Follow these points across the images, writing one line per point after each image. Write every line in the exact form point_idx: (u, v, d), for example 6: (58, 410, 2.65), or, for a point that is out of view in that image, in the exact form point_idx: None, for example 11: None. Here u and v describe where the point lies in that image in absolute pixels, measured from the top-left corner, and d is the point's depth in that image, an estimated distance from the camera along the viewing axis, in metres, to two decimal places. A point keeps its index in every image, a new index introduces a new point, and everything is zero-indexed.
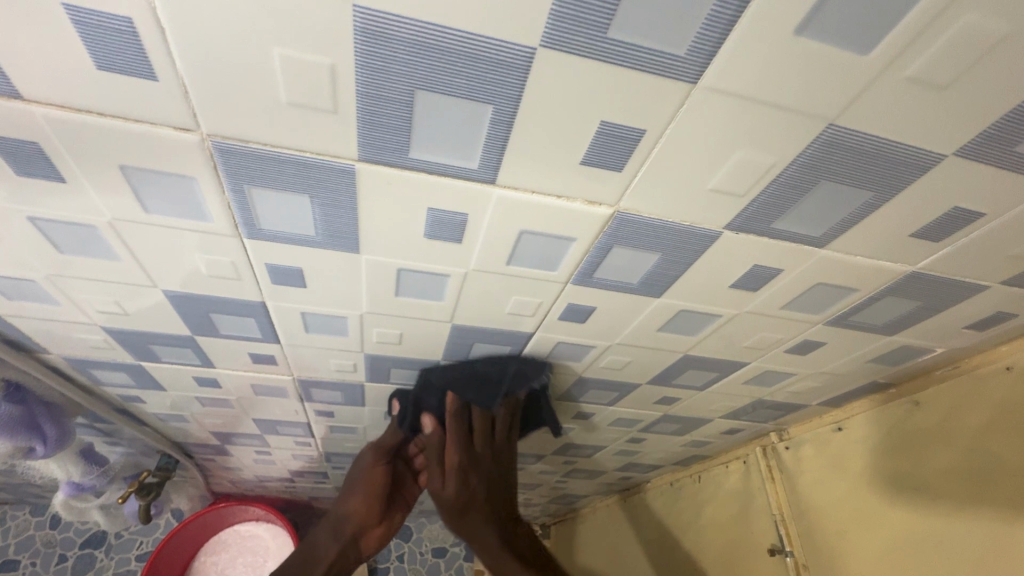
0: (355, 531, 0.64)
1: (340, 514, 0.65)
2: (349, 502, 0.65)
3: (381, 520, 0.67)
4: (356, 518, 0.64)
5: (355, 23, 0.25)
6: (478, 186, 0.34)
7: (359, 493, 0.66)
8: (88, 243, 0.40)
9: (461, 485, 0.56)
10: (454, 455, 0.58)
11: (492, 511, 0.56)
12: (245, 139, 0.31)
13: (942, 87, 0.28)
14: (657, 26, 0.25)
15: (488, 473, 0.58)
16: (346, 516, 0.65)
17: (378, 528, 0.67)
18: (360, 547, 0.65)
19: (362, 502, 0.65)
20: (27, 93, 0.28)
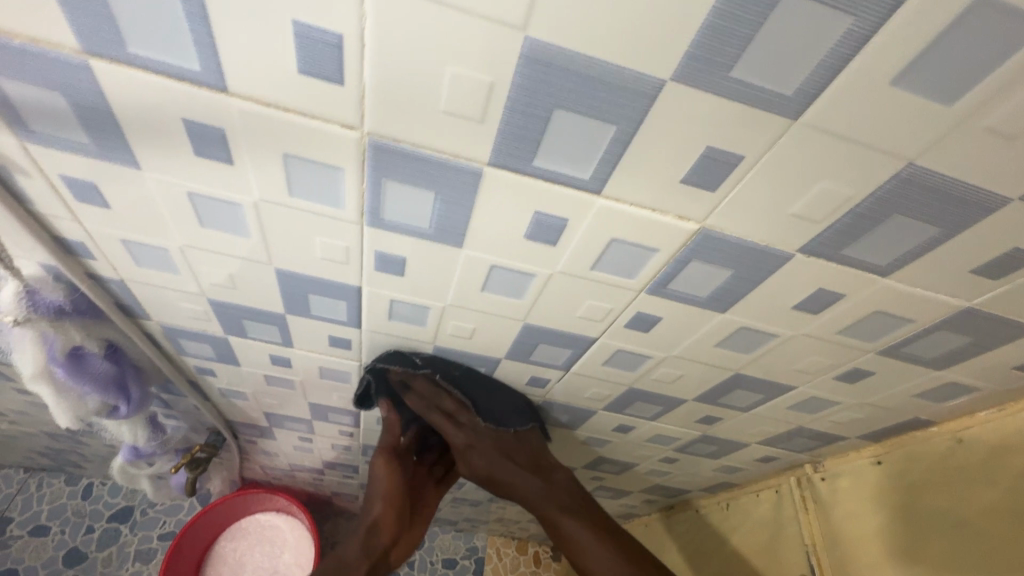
0: (384, 544, 0.67)
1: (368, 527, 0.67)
2: (373, 511, 0.67)
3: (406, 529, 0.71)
4: (385, 529, 0.67)
5: (522, 49, 0.30)
6: (585, 195, 0.39)
7: (381, 501, 0.68)
8: (227, 219, 0.46)
9: (483, 463, 0.63)
10: (467, 450, 0.63)
11: (517, 466, 0.63)
12: (398, 139, 0.36)
13: (1015, 137, 0.32)
14: (773, 70, 0.30)
15: (488, 445, 0.63)
16: (373, 529, 0.67)
17: (404, 536, 0.71)
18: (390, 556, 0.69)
19: (385, 510, 0.68)
20: (233, 88, 0.34)
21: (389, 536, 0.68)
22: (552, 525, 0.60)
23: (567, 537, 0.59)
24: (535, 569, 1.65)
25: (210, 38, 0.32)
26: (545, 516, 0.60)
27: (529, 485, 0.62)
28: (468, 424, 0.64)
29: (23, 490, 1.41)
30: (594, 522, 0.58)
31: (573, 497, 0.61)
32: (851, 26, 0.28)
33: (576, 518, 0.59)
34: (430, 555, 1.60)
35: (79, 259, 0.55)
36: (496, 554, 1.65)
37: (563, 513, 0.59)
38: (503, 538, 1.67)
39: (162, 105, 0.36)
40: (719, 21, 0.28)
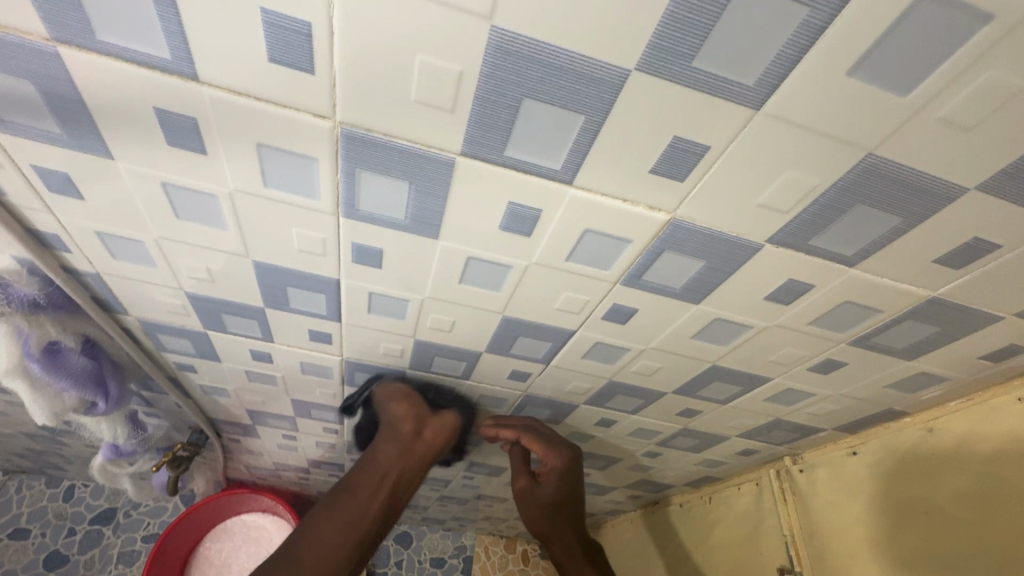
0: (412, 432, 0.62)
1: (393, 428, 0.62)
2: (393, 408, 0.64)
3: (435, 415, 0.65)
4: (408, 419, 0.63)
5: (490, 39, 0.31)
6: (557, 185, 0.40)
7: (401, 399, 0.64)
8: (203, 210, 0.46)
9: (558, 489, 0.70)
10: (549, 475, 0.70)
11: (571, 502, 0.71)
12: (371, 129, 0.37)
13: (968, 128, 0.33)
14: (733, 60, 0.31)
15: (569, 477, 0.70)
16: (391, 432, 0.62)
17: (435, 423, 0.64)
18: (429, 444, 0.63)
19: (405, 406, 0.64)
20: (204, 76, 0.34)
21: (414, 427, 0.63)
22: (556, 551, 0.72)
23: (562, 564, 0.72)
24: (523, 567, 1.65)
25: (179, 26, 0.32)
26: (558, 547, 0.71)
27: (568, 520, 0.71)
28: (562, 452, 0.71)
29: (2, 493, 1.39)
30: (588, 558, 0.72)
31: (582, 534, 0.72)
32: (807, 17, 0.28)
33: (578, 545, 0.72)
34: (418, 555, 1.59)
35: (54, 251, 0.55)
36: (484, 553, 1.65)
37: (572, 545, 0.71)
38: (491, 537, 1.67)
39: (134, 94, 0.36)
40: (679, 13, 0.29)
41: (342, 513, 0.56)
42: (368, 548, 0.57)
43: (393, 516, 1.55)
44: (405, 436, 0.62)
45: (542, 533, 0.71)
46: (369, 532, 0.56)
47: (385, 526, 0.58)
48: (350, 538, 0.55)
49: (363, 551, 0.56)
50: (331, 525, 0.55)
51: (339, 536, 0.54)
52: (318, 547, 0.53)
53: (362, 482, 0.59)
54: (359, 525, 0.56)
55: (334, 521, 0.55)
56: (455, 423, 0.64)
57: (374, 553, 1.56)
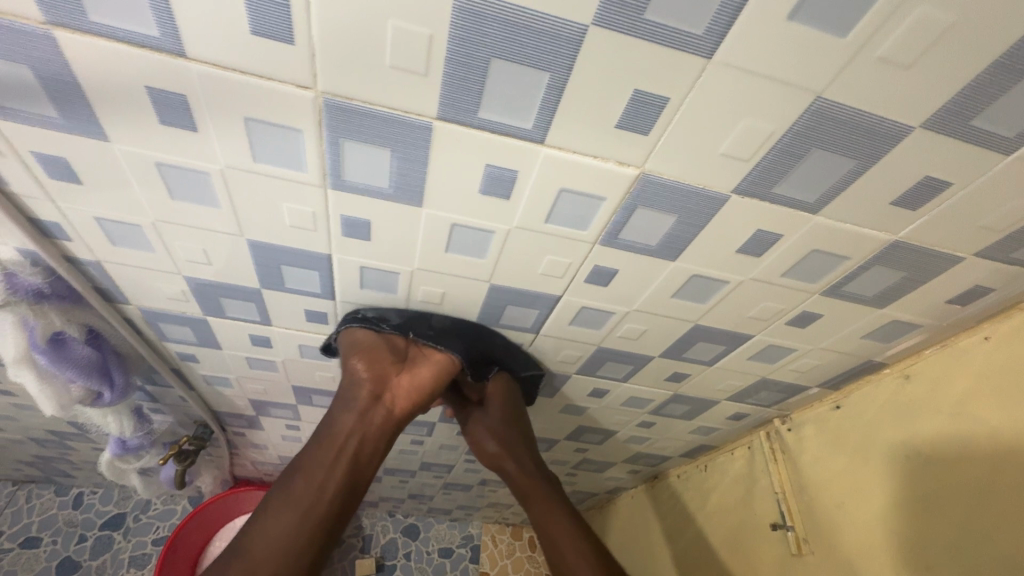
0: (370, 395, 0.60)
1: (350, 393, 0.60)
2: (353, 363, 0.60)
3: (399, 371, 0.62)
4: (367, 382, 0.60)
5: (455, 2, 0.33)
6: (530, 145, 0.42)
7: (355, 356, 0.61)
8: (197, 189, 0.48)
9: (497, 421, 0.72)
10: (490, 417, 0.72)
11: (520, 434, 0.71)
12: (351, 97, 0.39)
13: (906, 66, 0.35)
14: (682, 10, 0.33)
15: (507, 389, 0.72)
16: (351, 396, 0.59)
17: (405, 379, 0.62)
18: (389, 408, 0.60)
19: (363, 360, 0.60)
20: (191, 52, 0.37)
21: (371, 391, 0.60)
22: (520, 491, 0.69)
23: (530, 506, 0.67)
24: (531, 554, 1.67)
25: (167, 4, 0.34)
26: (520, 488, 0.68)
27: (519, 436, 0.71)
28: (504, 384, 0.72)
29: (12, 503, 1.40)
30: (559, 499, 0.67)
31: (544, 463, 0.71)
32: None
33: (545, 484, 0.68)
34: (426, 545, 1.61)
35: (56, 241, 0.57)
36: (491, 541, 1.67)
37: (532, 485, 0.68)
38: (498, 525, 1.69)
39: (126, 73, 0.38)
40: None
41: (294, 494, 0.53)
42: (332, 527, 0.54)
43: (400, 507, 1.58)
44: (362, 401, 0.59)
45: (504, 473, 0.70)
46: (328, 512, 0.54)
47: (349, 505, 0.56)
48: (308, 518, 0.52)
49: (323, 532, 0.53)
50: (282, 512, 0.52)
51: (292, 520, 0.52)
52: (271, 536, 0.51)
53: (316, 458, 0.56)
54: (314, 508, 0.53)
55: (287, 503, 0.53)
56: (443, 363, 0.63)
57: (382, 546, 1.58)
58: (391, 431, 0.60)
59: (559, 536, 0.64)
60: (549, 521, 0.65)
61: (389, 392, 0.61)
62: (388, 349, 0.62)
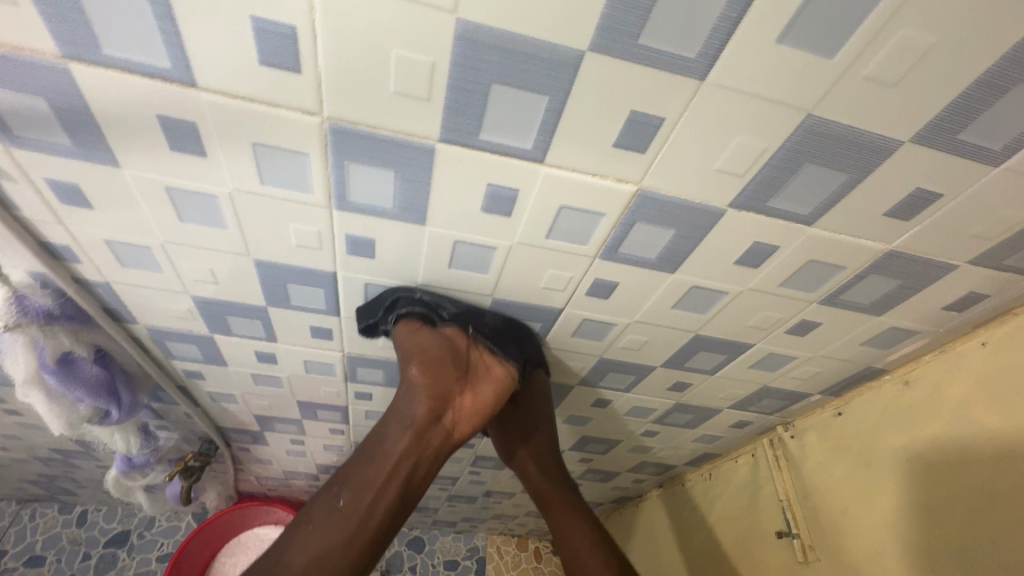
0: (429, 416, 0.54)
1: (407, 408, 0.55)
2: (410, 371, 0.56)
3: (462, 388, 0.57)
4: (428, 399, 0.55)
5: (456, 31, 0.34)
6: (530, 165, 0.43)
7: (416, 363, 0.55)
8: (205, 211, 0.50)
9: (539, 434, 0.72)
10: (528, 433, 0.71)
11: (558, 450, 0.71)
12: (355, 121, 0.40)
13: (893, 85, 0.36)
14: (675, 36, 0.34)
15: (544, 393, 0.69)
16: (408, 410, 0.55)
17: (466, 399, 0.57)
18: (448, 431, 0.56)
19: (421, 370, 0.55)
20: (201, 82, 0.38)
21: (431, 410, 0.55)
22: (543, 501, 0.70)
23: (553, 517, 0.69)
24: (536, 565, 1.66)
25: (178, 37, 0.35)
26: (543, 498, 0.70)
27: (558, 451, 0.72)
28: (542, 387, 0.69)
29: (15, 523, 1.40)
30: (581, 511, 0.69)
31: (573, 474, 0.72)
32: None
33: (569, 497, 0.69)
34: (432, 558, 1.61)
35: (66, 263, 0.58)
36: (497, 553, 1.66)
37: (558, 497, 0.69)
38: (503, 537, 1.68)
39: (138, 102, 0.40)
40: None
41: (339, 513, 0.51)
42: (374, 549, 0.52)
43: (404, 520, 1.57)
44: (421, 421, 0.54)
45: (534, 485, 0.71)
46: (373, 536, 0.51)
47: (394, 527, 0.54)
48: (352, 543, 0.50)
49: (366, 555, 0.51)
50: (325, 531, 0.50)
51: (337, 541, 0.50)
52: (313, 557, 0.49)
53: (364, 476, 0.53)
54: (357, 534, 0.51)
55: (330, 524, 0.51)
56: (505, 378, 0.58)
57: (388, 559, 1.57)
58: (445, 454, 0.56)
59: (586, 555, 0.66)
60: (572, 532, 0.67)
61: (450, 410, 0.56)
62: (450, 359, 0.56)
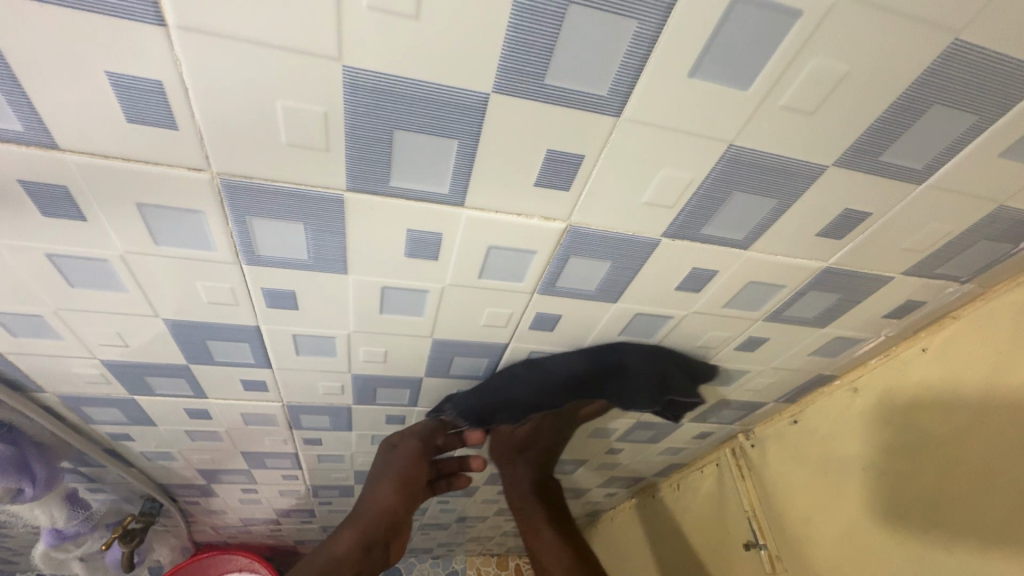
0: (384, 530, 0.63)
1: (362, 516, 0.63)
2: (382, 487, 0.65)
3: (404, 526, 0.66)
4: (387, 513, 0.64)
5: (345, 78, 0.31)
6: (449, 209, 0.40)
7: (393, 481, 0.65)
8: (99, 277, 0.45)
9: (532, 430, 0.72)
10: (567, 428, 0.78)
11: (541, 429, 0.72)
12: (249, 175, 0.36)
13: (811, 113, 0.35)
14: (583, 74, 0.32)
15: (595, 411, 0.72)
16: (377, 522, 0.63)
17: (400, 537, 0.66)
18: (383, 554, 0.64)
19: (394, 491, 0.65)
20: (64, 144, 0.34)
21: (387, 524, 0.63)
22: (528, 525, 0.71)
23: (539, 537, 0.70)
24: None
25: (25, 97, 0.31)
26: (529, 522, 0.71)
27: (546, 426, 0.72)
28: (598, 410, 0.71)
29: None
30: (558, 533, 0.69)
31: (557, 433, 0.74)
32: (638, 29, 0.30)
33: (530, 471, 0.74)
34: None
35: None
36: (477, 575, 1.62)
37: (545, 525, 0.70)
38: (481, 558, 1.64)
39: None
40: (519, 35, 0.30)
41: None
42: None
43: None
44: (373, 534, 0.62)
45: (518, 501, 0.73)
46: None
47: None
48: None
49: None
50: None
51: None
52: None
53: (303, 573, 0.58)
54: None
55: None
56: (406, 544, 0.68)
57: None
58: None
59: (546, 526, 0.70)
60: (549, 558, 0.67)
61: (398, 534, 0.66)
62: (418, 483, 0.67)
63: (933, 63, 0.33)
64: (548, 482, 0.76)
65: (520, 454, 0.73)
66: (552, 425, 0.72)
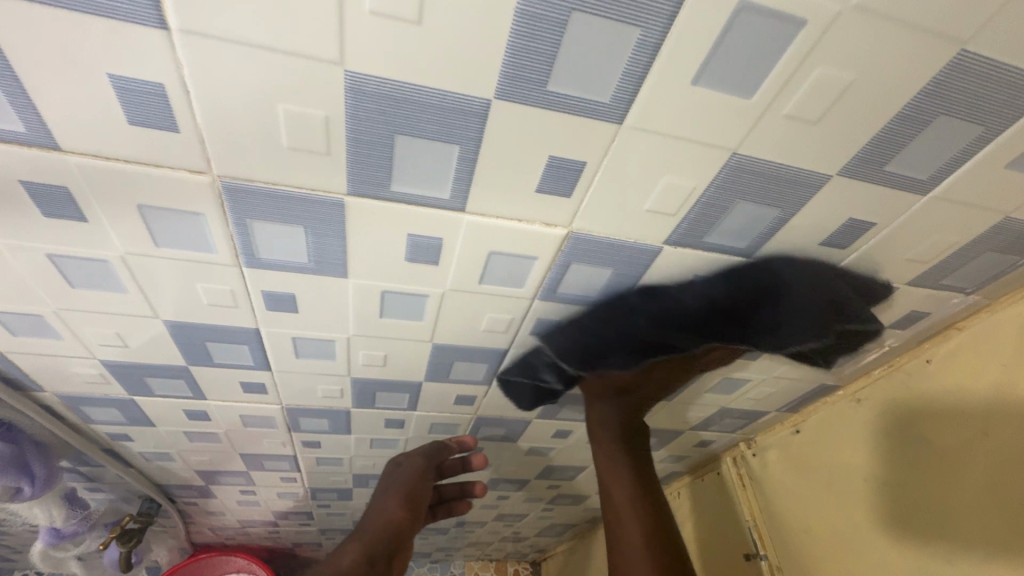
0: (390, 543, 0.64)
1: (367, 528, 0.65)
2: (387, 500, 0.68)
3: (407, 541, 0.67)
4: (393, 522, 0.66)
5: (347, 83, 0.31)
6: (450, 214, 0.40)
7: (398, 496, 0.68)
8: (99, 277, 0.45)
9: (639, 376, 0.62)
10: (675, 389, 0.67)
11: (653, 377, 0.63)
12: (250, 178, 0.36)
13: (815, 122, 0.35)
14: (585, 81, 0.32)
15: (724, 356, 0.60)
16: (380, 536, 0.64)
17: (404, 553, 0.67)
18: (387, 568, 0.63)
19: (399, 504, 0.67)
20: (65, 146, 0.34)
21: (391, 537, 0.65)
22: (608, 463, 0.70)
23: (618, 478, 0.69)
24: None
25: (28, 99, 0.31)
26: (607, 457, 0.70)
27: (646, 387, 0.65)
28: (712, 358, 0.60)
29: None
30: (632, 480, 0.69)
31: (660, 388, 0.66)
32: (641, 36, 0.30)
33: (614, 412, 0.68)
34: None
35: None
36: None
37: (623, 460, 0.69)
38: (480, 564, 1.64)
39: None
40: (521, 42, 0.30)
41: None
42: None
43: None
44: (377, 546, 0.63)
45: (606, 433, 0.70)
46: None
47: None
48: None
49: None
50: None
51: None
52: None
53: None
54: None
55: None
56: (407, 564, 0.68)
57: None
58: None
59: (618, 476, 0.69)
60: (618, 490, 0.69)
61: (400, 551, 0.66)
62: (419, 501, 0.70)
63: (939, 73, 0.33)
64: (638, 419, 0.71)
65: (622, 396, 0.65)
66: (670, 367, 0.61)
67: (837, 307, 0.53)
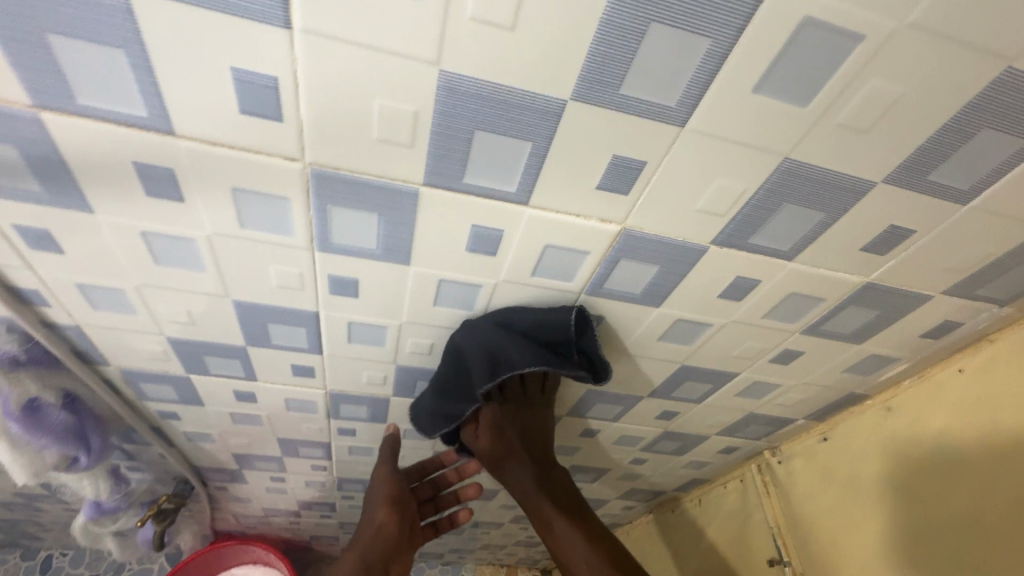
0: (381, 551, 0.63)
1: (359, 543, 0.64)
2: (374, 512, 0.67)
3: (402, 549, 0.66)
4: (383, 528, 0.65)
5: (439, 80, 0.34)
6: (514, 206, 0.43)
7: (382, 504, 0.67)
8: (183, 255, 0.48)
9: (495, 440, 0.57)
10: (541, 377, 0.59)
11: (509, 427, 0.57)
12: (337, 166, 0.40)
13: (864, 131, 0.38)
14: (655, 85, 0.35)
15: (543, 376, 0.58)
16: (374, 543, 0.64)
17: (405, 557, 0.66)
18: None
19: (385, 510, 0.66)
20: (179, 130, 0.37)
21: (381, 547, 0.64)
22: (539, 520, 0.55)
23: (555, 536, 0.54)
24: None
25: (155, 86, 0.35)
26: (539, 512, 0.55)
27: (516, 439, 0.57)
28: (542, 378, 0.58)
29: None
30: (568, 517, 0.54)
31: (533, 448, 0.57)
32: (711, 47, 0.33)
33: (528, 467, 0.56)
34: None
35: (35, 308, 0.56)
36: None
37: (553, 518, 0.54)
38: (492, 568, 1.64)
39: (112, 149, 0.39)
40: (601, 48, 0.33)
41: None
42: None
43: None
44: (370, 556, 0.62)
45: (524, 500, 0.56)
46: None
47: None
48: None
49: None
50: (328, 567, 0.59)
51: None
52: None
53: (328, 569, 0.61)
54: None
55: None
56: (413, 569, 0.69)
57: None
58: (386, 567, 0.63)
59: (562, 542, 0.54)
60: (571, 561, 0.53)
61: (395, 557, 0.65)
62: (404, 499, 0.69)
63: (985, 88, 0.35)
64: (553, 467, 0.58)
65: (502, 462, 0.57)
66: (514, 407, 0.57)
67: (869, 316, 0.57)
